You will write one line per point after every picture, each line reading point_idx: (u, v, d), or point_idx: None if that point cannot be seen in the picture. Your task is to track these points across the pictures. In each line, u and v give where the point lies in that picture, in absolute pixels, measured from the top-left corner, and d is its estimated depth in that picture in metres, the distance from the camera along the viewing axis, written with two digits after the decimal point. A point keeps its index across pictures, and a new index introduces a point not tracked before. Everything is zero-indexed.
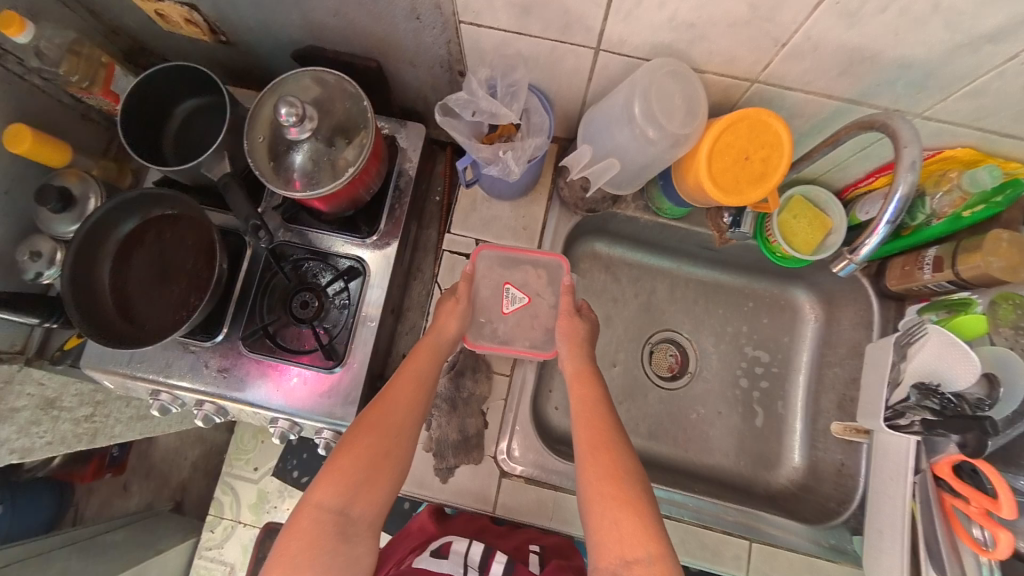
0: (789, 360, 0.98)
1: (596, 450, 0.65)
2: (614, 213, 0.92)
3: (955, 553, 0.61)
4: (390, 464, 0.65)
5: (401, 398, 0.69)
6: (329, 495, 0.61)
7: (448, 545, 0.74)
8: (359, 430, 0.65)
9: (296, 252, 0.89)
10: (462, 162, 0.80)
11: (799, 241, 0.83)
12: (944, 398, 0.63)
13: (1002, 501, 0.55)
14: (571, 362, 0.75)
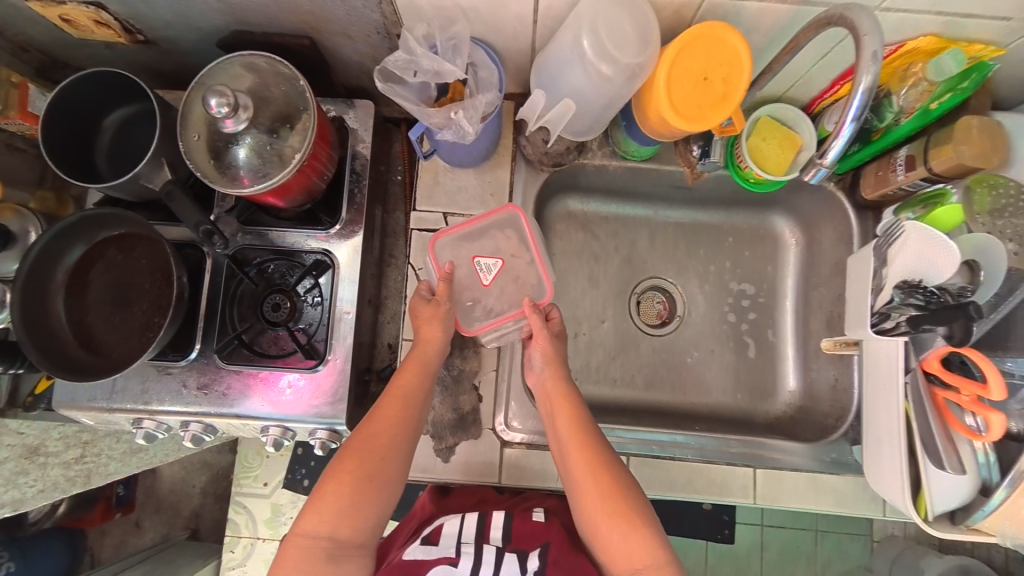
0: (774, 289, 0.98)
1: (591, 478, 0.68)
2: (582, 164, 0.89)
3: (952, 444, 0.61)
4: (376, 490, 0.68)
5: (387, 432, 0.69)
6: (317, 525, 0.65)
7: (439, 528, 0.74)
8: (342, 463, 0.68)
9: (259, 255, 0.85)
10: (414, 133, 0.76)
11: (772, 164, 0.82)
12: (927, 293, 0.65)
13: (993, 384, 0.57)
14: (550, 379, 0.75)
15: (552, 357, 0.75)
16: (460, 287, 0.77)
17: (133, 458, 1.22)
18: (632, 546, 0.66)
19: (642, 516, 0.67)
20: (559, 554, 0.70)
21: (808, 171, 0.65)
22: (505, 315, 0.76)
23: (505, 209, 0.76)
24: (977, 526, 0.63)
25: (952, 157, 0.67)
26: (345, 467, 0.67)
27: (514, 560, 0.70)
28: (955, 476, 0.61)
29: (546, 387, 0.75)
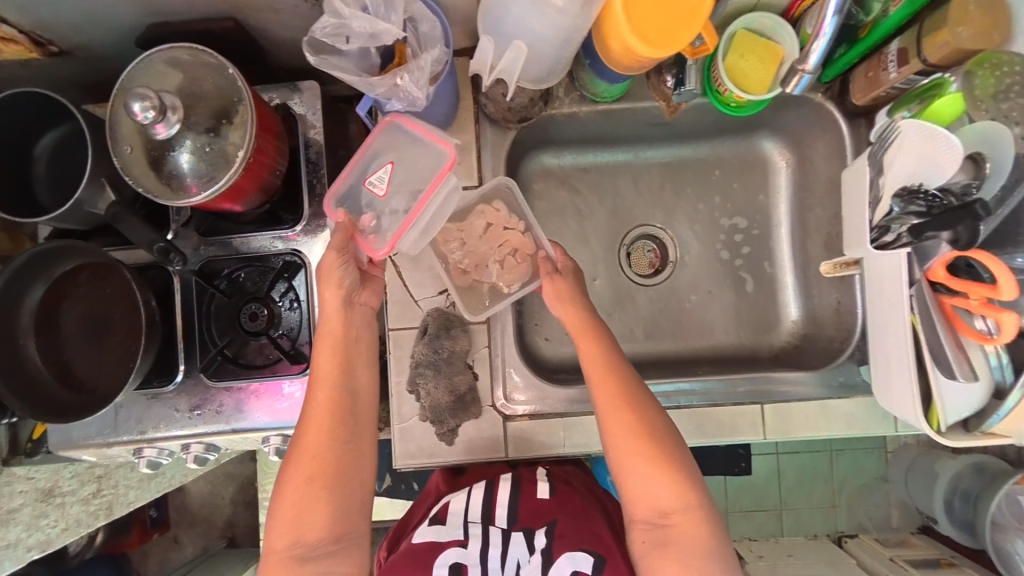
0: (768, 218, 0.95)
1: (627, 424, 0.67)
2: (550, 115, 0.83)
3: (960, 348, 0.58)
4: (330, 484, 0.67)
5: (314, 425, 0.68)
6: (282, 538, 0.66)
7: (446, 507, 0.74)
8: (289, 472, 0.67)
9: (227, 264, 0.81)
10: (361, 109, 0.68)
11: (751, 83, 0.76)
12: (929, 198, 0.61)
13: (1005, 285, 0.55)
14: (576, 323, 0.72)
15: (566, 295, 0.73)
16: (360, 214, 0.70)
17: (151, 483, 1.21)
18: (668, 492, 0.66)
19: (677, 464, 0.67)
20: (565, 526, 0.71)
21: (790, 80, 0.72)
22: (427, 191, 0.68)
23: (383, 122, 0.69)
24: (993, 429, 0.59)
25: (950, 43, 0.61)
26: (297, 473, 0.66)
27: (521, 539, 0.70)
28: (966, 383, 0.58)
29: (576, 333, 0.72)
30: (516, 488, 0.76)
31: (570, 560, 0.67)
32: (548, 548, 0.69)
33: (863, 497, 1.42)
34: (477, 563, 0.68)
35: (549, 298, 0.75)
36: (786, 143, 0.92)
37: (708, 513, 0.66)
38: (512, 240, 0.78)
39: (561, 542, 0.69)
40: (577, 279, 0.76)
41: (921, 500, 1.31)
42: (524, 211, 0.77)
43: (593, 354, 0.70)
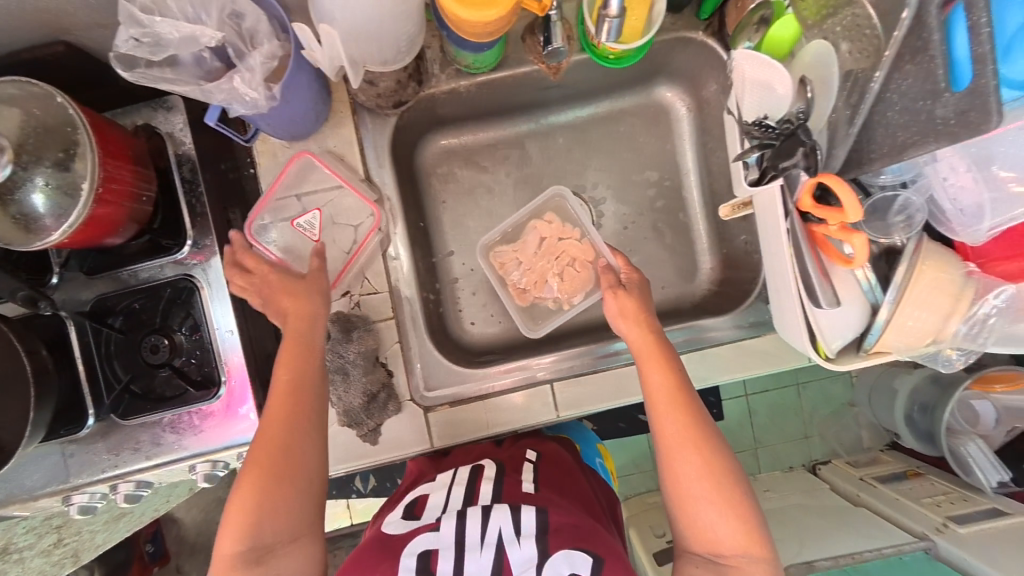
0: (676, 166, 0.93)
1: (688, 438, 0.66)
2: (428, 95, 0.79)
3: (825, 276, 0.56)
4: (292, 480, 0.64)
5: (269, 430, 0.64)
6: (236, 534, 0.61)
7: (423, 502, 0.70)
8: (250, 467, 0.63)
9: (119, 299, 0.78)
10: (211, 120, 0.64)
11: (624, 31, 0.72)
12: (767, 128, 0.58)
13: (848, 206, 0.49)
14: (641, 338, 0.71)
15: (634, 312, 0.72)
16: (295, 255, 0.78)
17: (118, 523, 1.18)
18: (727, 524, 0.63)
19: (736, 488, 0.65)
20: (559, 518, 0.64)
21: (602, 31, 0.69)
22: (359, 247, 0.77)
23: (298, 156, 0.76)
24: (875, 347, 0.59)
25: None
26: (258, 468, 0.63)
27: (507, 512, 0.65)
28: (834, 309, 0.57)
29: (637, 347, 0.71)
30: (496, 480, 0.72)
31: (566, 561, 0.59)
32: (540, 534, 0.62)
33: (831, 424, 1.42)
34: (450, 545, 0.61)
35: (612, 311, 0.74)
36: (683, 87, 0.89)
37: (772, 559, 0.63)
38: (574, 249, 0.86)
39: (556, 538, 0.61)
40: (643, 298, 0.74)
41: (881, 416, 1.35)
42: (580, 216, 0.87)
43: (658, 373, 0.69)
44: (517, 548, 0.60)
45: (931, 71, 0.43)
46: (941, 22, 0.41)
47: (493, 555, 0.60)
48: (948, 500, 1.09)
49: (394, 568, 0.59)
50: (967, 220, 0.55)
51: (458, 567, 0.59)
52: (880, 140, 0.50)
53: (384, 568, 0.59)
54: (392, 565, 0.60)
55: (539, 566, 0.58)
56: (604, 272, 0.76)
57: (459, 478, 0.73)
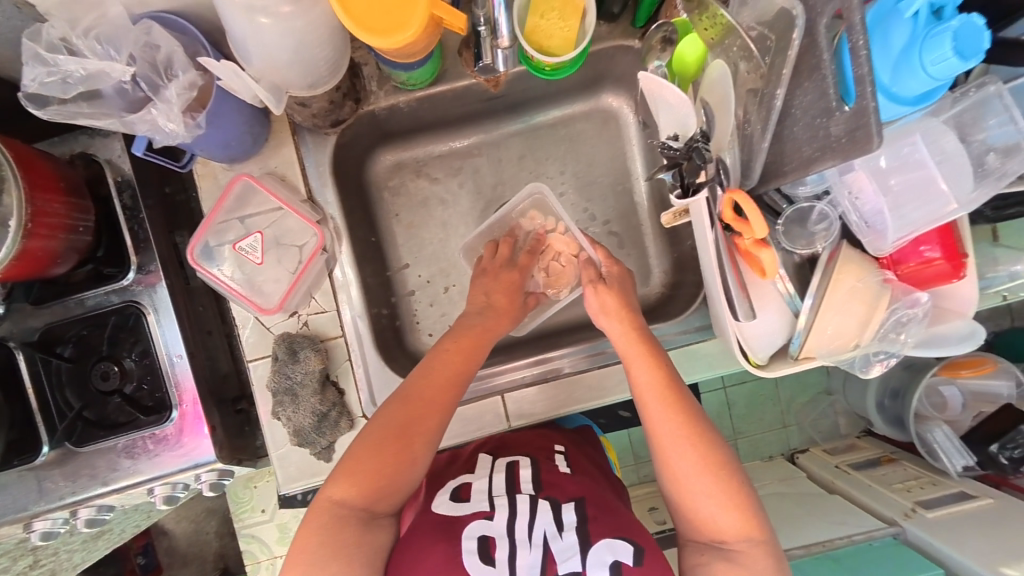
0: (627, 170, 0.91)
1: (681, 431, 0.62)
2: (368, 113, 0.79)
3: (744, 289, 0.57)
4: (413, 451, 0.63)
5: (436, 397, 0.65)
6: (348, 493, 0.60)
7: (468, 485, 0.69)
8: (385, 422, 0.63)
9: (68, 328, 0.78)
10: (137, 150, 0.63)
11: (559, 42, 0.71)
12: (670, 147, 0.57)
13: (753, 219, 0.51)
14: (624, 334, 0.67)
15: (616, 308, 0.69)
16: (244, 281, 0.77)
17: (97, 542, 1.09)
18: (729, 514, 0.59)
19: (735, 478, 0.61)
20: (597, 509, 0.65)
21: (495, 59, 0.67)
22: (303, 266, 0.76)
23: (236, 180, 0.75)
24: (802, 352, 0.59)
25: None
26: (385, 430, 0.62)
27: (548, 509, 0.64)
28: (753, 321, 0.57)
29: (620, 342, 0.68)
30: (533, 466, 0.72)
31: (609, 549, 0.59)
32: (580, 525, 0.62)
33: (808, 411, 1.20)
34: (504, 535, 0.61)
35: (593, 307, 0.71)
36: (627, 93, 0.87)
37: (773, 542, 0.60)
38: (559, 244, 0.80)
39: (594, 525, 0.62)
40: (624, 286, 0.72)
41: None
42: (563, 215, 0.80)
43: (644, 366, 0.65)
44: (559, 540, 0.60)
45: (824, 91, 0.44)
46: (831, 48, 0.43)
47: (541, 554, 0.60)
48: (918, 486, 0.97)
49: (455, 554, 0.59)
50: (878, 235, 0.54)
51: (512, 561, 0.59)
52: (791, 156, 0.50)
53: (442, 550, 0.60)
54: (451, 545, 0.60)
55: (582, 555, 0.59)
56: (584, 267, 0.74)
57: (499, 468, 0.71)
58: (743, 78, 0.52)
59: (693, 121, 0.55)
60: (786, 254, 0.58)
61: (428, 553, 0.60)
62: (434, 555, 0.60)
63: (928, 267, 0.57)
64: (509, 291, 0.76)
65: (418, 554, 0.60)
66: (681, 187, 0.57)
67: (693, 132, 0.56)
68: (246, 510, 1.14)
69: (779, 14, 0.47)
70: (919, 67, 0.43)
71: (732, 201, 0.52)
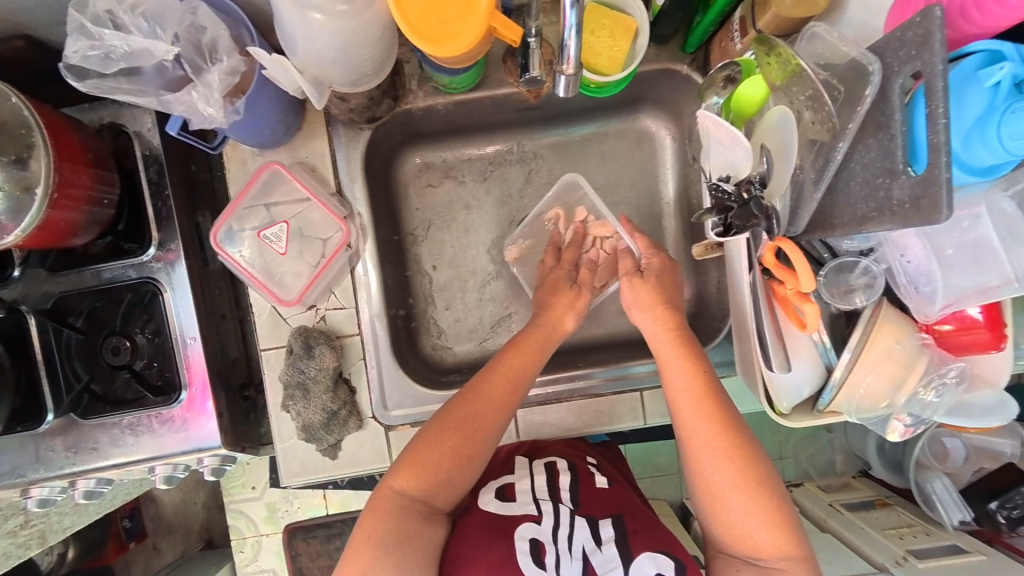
0: (658, 194, 0.89)
1: (717, 440, 0.60)
2: (404, 111, 0.78)
3: (780, 338, 0.56)
4: (477, 447, 0.61)
5: (499, 397, 0.64)
6: (412, 484, 0.59)
7: (512, 484, 0.66)
8: (451, 415, 0.62)
9: (83, 299, 0.77)
10: (172, 129, 0.62)
11: (605, 61, 0.69)
12: (722, 191, 0.56)
13: (800, 269, 0.49)
14: (659, 333, 0.65)
15: (653, 303, 0.67)
16: (262, 270, 0.76)
17: (89, 507, 1.03)
18: (763, 527, 0.58)
19: (773, 494, 0.59)
20: (636, 524, 0.63)
21: (557, 83, 0.59)
22: (325, 260, 0.75)
23: (265, 167, 0.74)
24: (828, 407, 0.58)
25: (776, 13, 0.54)
26: (450, 423, 0.61)
27: (585, 524, 0.62)
28: (783, 373, 0.56)
29: (658, 342, 0.66)
30: (573, 475, 0.68)
31: (651, 562, 0.58)
32: (620, 538, 0.60)
33: (808, 446, 1.15)
34: (552, 541, 0.59)
35: (627, 301, 0.69)
36: (666, 117, 0.85)
37: (811, 560, 0.58)
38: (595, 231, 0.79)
39: (636, 541, 0.60)
40: (664, 281, 0.69)
41: None
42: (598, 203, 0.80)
43: (679, 368, 0.63)
44: (599, 553, 0.59)
45: (891, 152, 0.43)
46: (903, 103, 0.41)
47: (582, 565, 0.58)
48: (909, 534, 0.91)
49: (508, 555, 0.57)
50: (925, 299, 0.53)
51: (558, 568, 0.58)
52: (843, 210, 0.49)
53: (498, 548, 0.58)
54: (505, 546, 0.58)
55: (625, 569, 0.57)
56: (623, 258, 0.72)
57: (535, 467, 0.68)
58: (805, 127, 0.50)
59: (747, 164, 0.55)
60: (823, 307, 0.57)
61: (482, 552, 0.58)
62: (490, 553, 0.58)
63: (967, 334, 0.56)
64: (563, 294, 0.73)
65: (472, 551, 0.58)
66: (722, 226, 0.56)
67: (746, 175, 0.55)
68: (236, 487, 1.07)
69: (852, 65, 0.45)
70: (995, 139, 0.42)
71: (776, 248, 0.51)
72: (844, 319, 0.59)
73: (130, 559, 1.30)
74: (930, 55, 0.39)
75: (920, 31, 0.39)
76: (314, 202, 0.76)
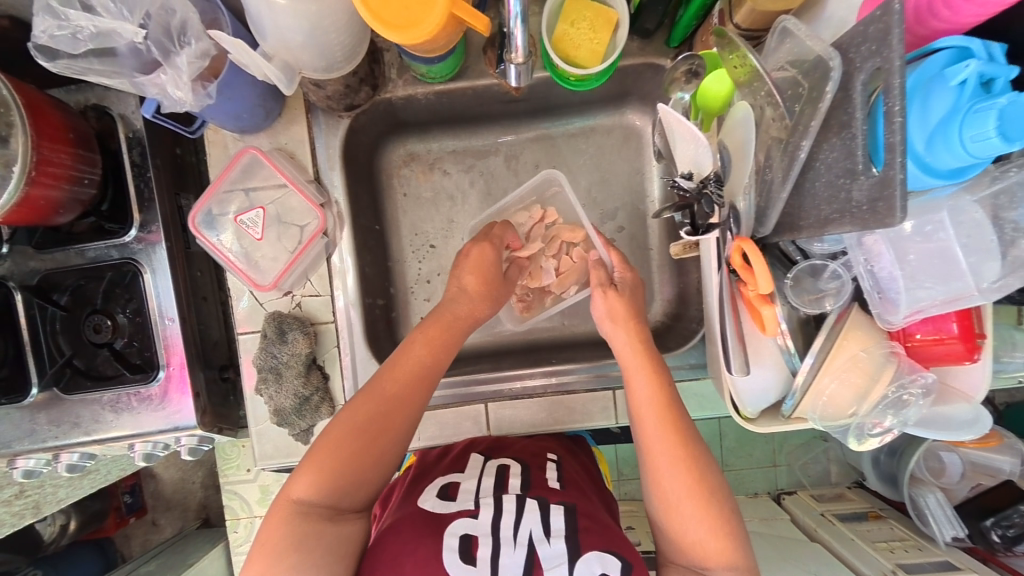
0: (644, 191, 0.87)
1: (674, 456, 0.59)
2: (384, 100, 0.78)
3: (741, 341, 0.54)
4: (380, 447, 0.61)
5: (400, 392, 0.63)
6: (311, 489, 0.58)
7: (456, 484, 0.67)
8: (351, 417, 0.61)
9: (68, 278, 0.79)
10: (147, 112, 0.63)
11: (584, 54, 0.68)
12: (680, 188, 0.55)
13: (759, 271, 0.48)
14: (629, 345, 0.64)
15: (623, 316, 0.66)
16: (241, 255, 0.77)
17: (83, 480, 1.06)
18: (713, 542, 0.57)
19: (725, 508, 0.58)
20: (589, 521, 0.61)
21: (507, 74, 0.60)
22: (301, 247, 0.76)
23: (244, 151, 0.75)
24: (793, 413, 0.57)
25: (752, 7, 0.53)
26: (351, 425, 0.60)
27: (536, 508, 0.62)
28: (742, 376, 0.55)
29: (624, 354, 0.65)
30: (524, 475, 0.68)
31: (598, 560, 0.56)
32: (569, 533, 0.59)
33: (798, 454, 1.12)
34: (489, 533, 0.58)
35: (600, 312, 0.67)
36: (653, 112, 0.84)
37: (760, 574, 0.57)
38: (564, 234, 0.78)
39: (586, 537, 0.59)
40: (635, 294, 0.68)
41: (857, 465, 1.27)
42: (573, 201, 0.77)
43: (644, 381, 0.63)
44: (547, 545, 0.57)
45: (852, 150, 0.41)
46: (865, 105, 0.40)
47: (526, 553, 0.57)
48: (901, 548, 0.87)
49: (437, 551, 0.56)
50: (890, 304, 0.51)
51: (495, 559, 0.56)
52: (808, 211, 0.47)
53: (426, 546, 0.57)
54: (435, 541, 0.58)
55: (570, 564, 0.56)
56: (596, 267, 0.69)
57: (488, 469, 0.69)
58: (769, 124, 0.48)
59: (708, 162, 0.54)
60: (790, 311, 0.56)
61: (412, 548, 0.57)
62: (417, 551, 0.57)
63: (939, 344, 0.53)
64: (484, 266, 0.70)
65: (401, 545, 0.58)
66: (691, 225, 0.56)
67: (707, 172, 0.54)
68: (232, 468, 1.08)
69: (816, 61, 0.44)
70: (958, 142, 0.40)
71: (740, 248, 0.50)
72: (813, 324, 0.57)
73: (128, 531, 1.34)
74: (888, 51, 0.37)
75: (880, 26, 0.38)
76: (292, 188, 0.76)
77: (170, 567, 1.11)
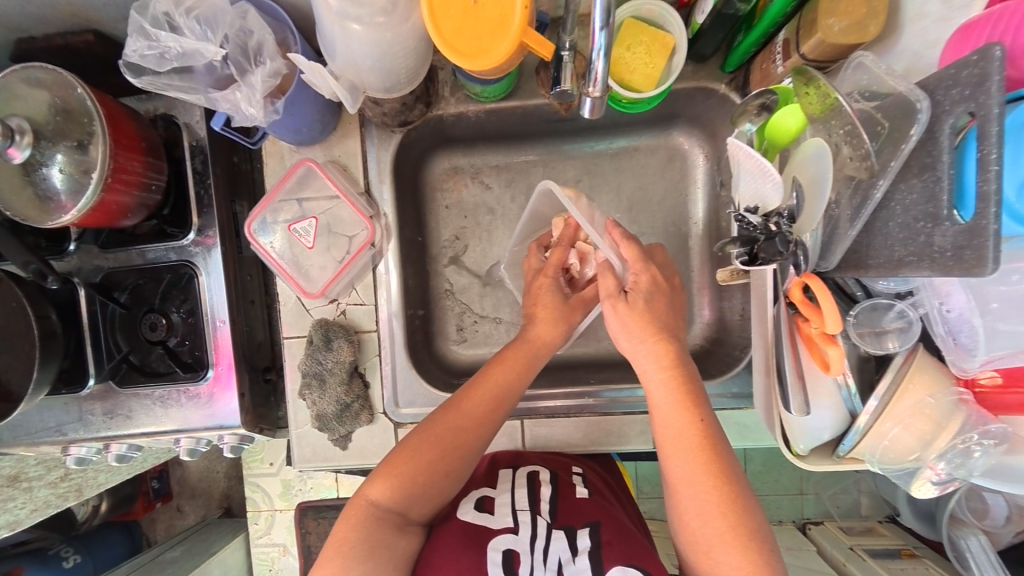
0: (687, 212, 0.86)
1: (708, 490, 0.56)
2: (437, 116, 0.79)
3: (800, 379, 0.52)
4: (460, 461, 0.62)
5: (483, 415, 0.64)
6: (385, 494, 0.59)
7: (491, 498, 0.66)
8: (438, 427, 0.62)
9: (128, 277, 0.83)
10: (215, 124, 0.66)
11: (638, 78, 0.68)
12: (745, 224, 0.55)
13: (826, 312, 0.47)
14: (655, 369, 0.61)
15: (637, 327, 0.62)
16: (291, 261, 0.79)
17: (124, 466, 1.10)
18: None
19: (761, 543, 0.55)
20: (611, 535, 0.60)
21: (580, 104, 0.58)
22: (349, 258, 0.78)
23: (300, 164, 0.77)
24: (849, 453, 0.55)
25: (822, 39, 0.52)
26: (433, 438, 0.62)
27: (562, 536, 0.60)
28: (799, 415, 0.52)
29: (652, 377, 0.61)
30: (554, 486, 0.68)
31: None
32: (593, 549, 0.58)
33: (829, 484, 1.09)
34: (529, 552, 0.58)
35: (612, 326, 0.63)
36: (701, 135, 0.83)
37: None
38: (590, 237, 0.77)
39: (609, 552, 0.58)
40: (654, 300, 0.63)
41: None
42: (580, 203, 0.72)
43: (671, 409, 0.60)
44: (571, 565, 0.57)
45: (935, 194, 0.41)
46: (953, 146, 0.39)
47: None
48: None
49: (478, 561, 0.56)
50: (964, 352, 0.51)
51: None
52: (879, 251, 0.46)
53: (468, 557, 0.56)
54: (477, 559, 0.56)
55: None
56: (602, 274, 0.65)
57: (519, 480, 0.69)
58: (843, 162, 0.48)
59: (776, 198, 0.54)
60: (850, 349, 0.54)
61: (453, 557, 0.56)
62: (459, 560, 0.56)
63: (1012, 393, 0.51)
64: (550, 306, 0.70)
65: (442, 556, 0.57)
66: (748, 255, 0.55)
67: (775, 207, 0.54)
68: (256, 461, 1.10)
69: (898, 101, 0.43)
70: None
71: (803, 284, 0.50)
72: (871, 365, 0.55)
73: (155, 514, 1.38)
74: (985, 97, 0.36)
75: (976, 71, 0.37)
76: (343, 200, 0.78)
77: (198, 551, 1.13)
